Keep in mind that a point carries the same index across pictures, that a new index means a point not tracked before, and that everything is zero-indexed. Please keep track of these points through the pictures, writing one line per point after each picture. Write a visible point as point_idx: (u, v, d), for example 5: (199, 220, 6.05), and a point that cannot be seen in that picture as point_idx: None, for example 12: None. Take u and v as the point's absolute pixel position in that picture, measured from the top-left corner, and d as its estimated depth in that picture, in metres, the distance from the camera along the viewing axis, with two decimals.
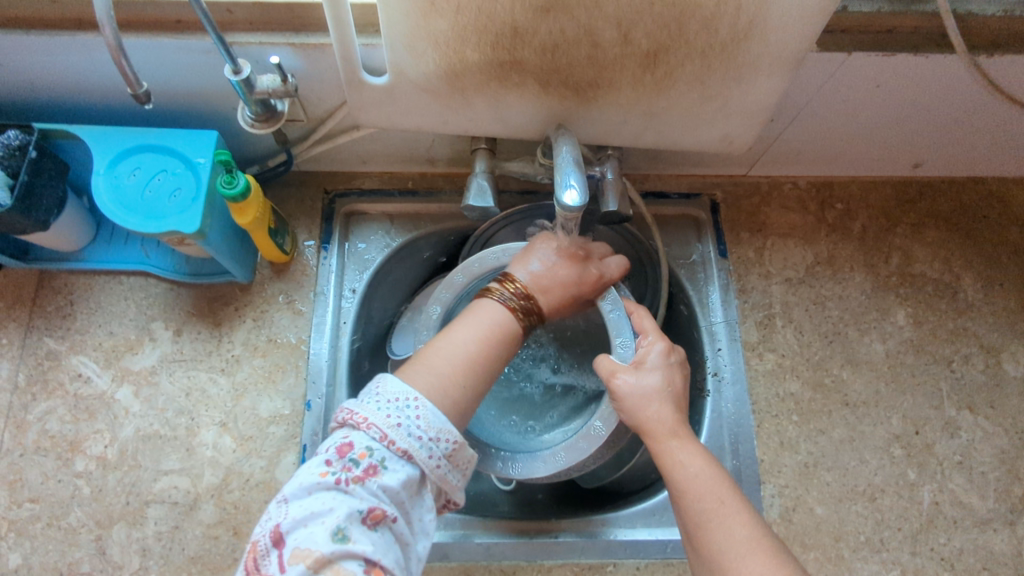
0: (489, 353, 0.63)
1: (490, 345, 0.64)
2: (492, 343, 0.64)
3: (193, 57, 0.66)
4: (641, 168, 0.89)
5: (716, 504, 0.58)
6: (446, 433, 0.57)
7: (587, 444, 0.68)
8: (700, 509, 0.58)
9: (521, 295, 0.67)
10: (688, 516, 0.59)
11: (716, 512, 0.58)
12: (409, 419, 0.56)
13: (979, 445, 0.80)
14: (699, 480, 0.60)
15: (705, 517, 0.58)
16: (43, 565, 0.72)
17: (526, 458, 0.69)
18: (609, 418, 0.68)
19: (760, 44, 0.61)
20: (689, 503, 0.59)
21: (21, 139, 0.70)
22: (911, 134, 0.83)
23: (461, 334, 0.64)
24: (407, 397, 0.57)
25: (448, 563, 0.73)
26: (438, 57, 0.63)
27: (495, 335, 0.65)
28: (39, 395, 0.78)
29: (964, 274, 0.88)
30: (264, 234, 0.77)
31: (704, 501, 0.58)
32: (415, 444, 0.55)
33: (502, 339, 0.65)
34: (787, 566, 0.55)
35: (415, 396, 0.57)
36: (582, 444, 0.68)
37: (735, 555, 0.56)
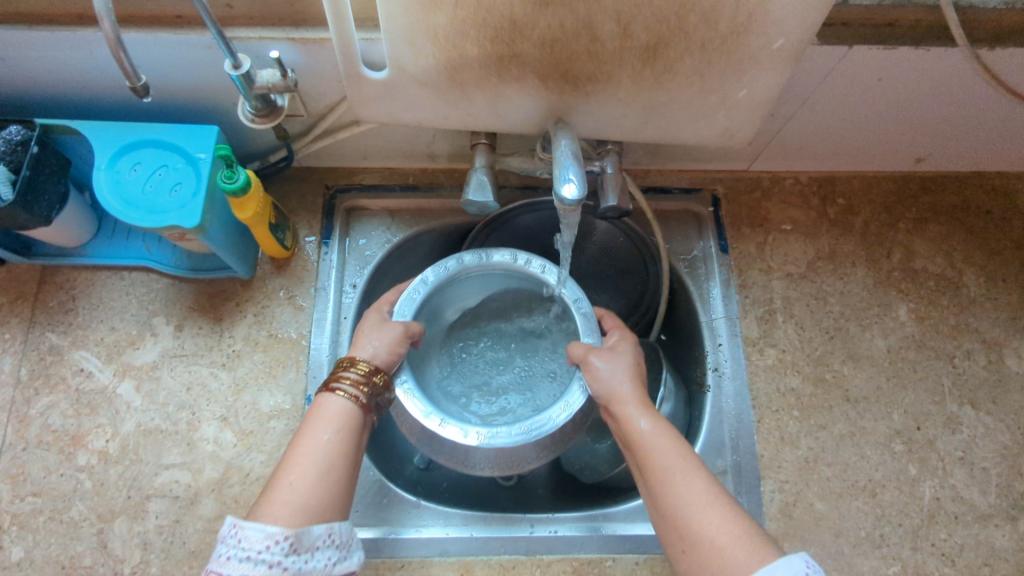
0: (339, 453, 0.59)
1: (347, 442, 0.61)
2: (338, 443, 0.60)
3: (194, 52, 0.66)
4: (642, 163, 0.89)
5: (679, 462, 0.59)
6: (273, 533, 0.53)
7: (550, 421, 0.66)
8: (665, 467, 0.59)
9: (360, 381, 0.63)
10: (652, 475, 0.59)
11: (678, 467, 0.59)
12: (234, 547, 0.53)
13: (981, 440, 0.80)
14: (659, 440, 0.60)
15: (668, 476, 0.58)
16: (45, 558, 0.72)
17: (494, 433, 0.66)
18: (572, 396, 0.67)
19: (759, 37, 0.61)
20: (653, 462, 0.60)
21: (23, 135, 0.71)
22: (913, 128, 0.83)
23: (309, 443, 0.59)
24: (229, 527, 0.55)
25: (447, 559, 0.73)
26: (437, 51, 0.63)
27: (341, 433, 0.61)
28: (42, 389, 0.78)
29: (966, 269, 0.87)
30: (264, 229, 0.77)
31: (669, 460, 0.59)
32: (248, 565, 0.52)
33: (352, 433, 0.61)
34: (745, 520, 0.55)
35: (235, 523, 0.55)
36: (544, 421, 0.66)
37: (697, 508, 0.56)
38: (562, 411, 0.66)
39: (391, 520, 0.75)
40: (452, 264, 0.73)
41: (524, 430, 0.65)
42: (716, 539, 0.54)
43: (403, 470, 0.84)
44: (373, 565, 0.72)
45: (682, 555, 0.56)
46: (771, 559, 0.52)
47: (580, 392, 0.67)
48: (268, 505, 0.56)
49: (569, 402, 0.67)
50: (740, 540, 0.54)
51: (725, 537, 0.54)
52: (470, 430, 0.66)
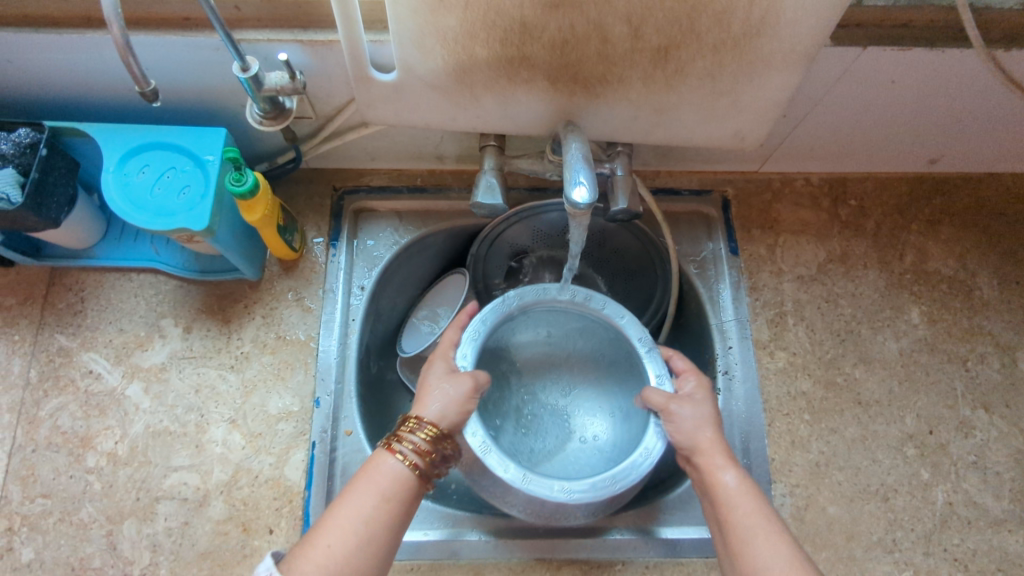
0: (382, 522, 0.59)
1: (392, 513, 0.60)
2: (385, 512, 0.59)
3: (201, 55, 0.66)
4: (651, 164, 0.88)
5: (762, 522, 0.59)
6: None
7: (635, 473, 0.67)
8: (747, 525, 0.59)
9: (423, 452, 0.62)
10: (733, 530, 0.60)
11: (760, 528, 0.59)
12: None
13: (994, 445, 0.79)
14: (743, 498, 0.61)
15: (750, 535, 0.59)
16: (55, 560, 0.72)
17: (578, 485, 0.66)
18: (652, 450, 0.68)
19: (772, 39, 0.60)
20: (736, 518, 0.60)
21: (32, 137, 0.71)
22: (926, 129, 0.82)
23: (354, 507, 0.59)
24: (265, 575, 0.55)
25: (457, 561, 0.73)
26: (447, 54, 0.62)
27: (388, 501, 0.60)
28: (51, 391, 0.78)
29: (980, 271, 0.86)
30: (272, 231, 0.77)
31: (753, 518, 0.60)
32: None
33: (398, 504, 0.60)
34: None
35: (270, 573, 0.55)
36: (629, 474, 0.67)
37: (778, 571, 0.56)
38: (643, 457, 0.68)
39: None
40: (512, 303, 0.74)
41: (607, 481, 0.66)
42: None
43: None
44: None
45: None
46: None
47: (659, 445, 0.68)
48: (302, 561, 0.56)
49: (648, 449, 0.68)
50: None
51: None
52: (555, 484, 0.66)
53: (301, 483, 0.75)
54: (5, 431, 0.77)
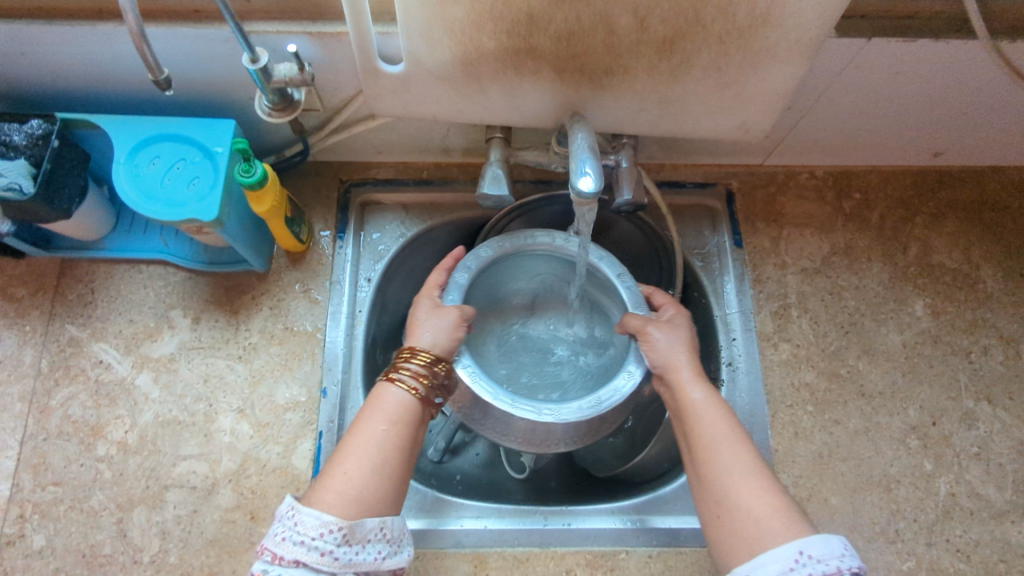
0: (392, 445, 0.60)
1: (402, 435, 0.61)
2: (393, 435, 0.60)
3: (212, 46, 0.67)
4: (656, 157, 0.89)
5: (726, 433, 0.61)
6: (328, 521, 0.55)
7: (620, 393, 0.67)
8: (711, 433, 0.61)
9: (421, 375, 0.64)
10: (697, 441, 0.61)
11: (723, 436, 0.60)
12: (290, 529, 0.55)
13: (997, 436, 0.79)
14: (712, 411, 0.62)
15: (715, 445, 0.60)
16: (66, 547, 0.73)
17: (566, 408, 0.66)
18: (634, 369, 0.68)
19: (777, 30, 0.60)
20: (698, 429, 0.62)
21: (44, 128, 0.72)
22: (930, 122, 0.82)
23: (364, 434, 0.60)
24: (286, 507, 0.56)
25: (461, 550, 0.74)
26: (454, 45, 0.63)
27: (395, 425, 0.61)
28: (62, 381, 0.79)
29: (983, 264, 0.87)
30: (280, 223, 0.78)
31: (716, 428, 0.61)
32: (300, 550, 0.54)
33: (406, 427, 0.62)
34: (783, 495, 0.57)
35: (291, 505, 0.56)
36: (613, 393, 0.67)
37: (739, 477, 0.58)
38: (626, 380, 0.68)
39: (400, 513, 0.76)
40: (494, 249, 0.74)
41: (593, 403, 0.67)
42: (753, 510, 0.56)
43: (416, 463, 0.84)
44: None
45: (716, 519, 0.57)
46: (807, 535, 0.54)
47: (638, 364, 0.68)
48: (321, 490, 0.57)
49: (632, 371, 0.68)
50: (778, 512, 0.55)
51: (765, 508, 0.56)
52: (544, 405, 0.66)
53: (308, 472, 0.76)
54: (17, 421, 0.78)
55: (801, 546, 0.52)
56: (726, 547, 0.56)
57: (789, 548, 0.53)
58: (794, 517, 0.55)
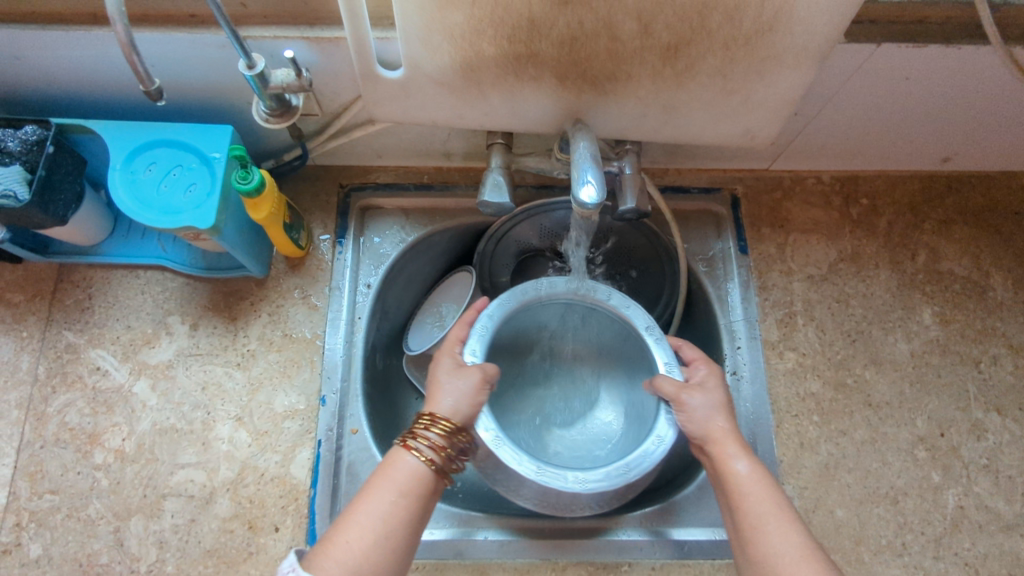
0: (400, 521, 0.59)
1: (410, 507, 0.60)
2: (402, 510, 0.59)
3: (207, 51, 0.66)
4: (660, 162, 0.87)
5: (773, 511, 0.59)
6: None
7: (648, 459, 0.66)
8: (759, 513, 0.59)
9: (441, 447, 0.62)
10: (745, 520, 0.59)
11: (772, 516, 0.59)
12: None
13: (1006, 448, 0.78)
14: (757, 487, 0.61)
15: (761, 523, 0.59)
16: (63, 556, 0.73)
17: (593, 475, 0.65)
18: (665, 436, 0.67)
19: (785, 36, 0.59)
20: (746, 508, 0.60)
21: (39, 134, 0.71)
22: (940, 127, 0.80)
23: (373, 504, 0.59)
24: (286, 568, 0.56)
25: (462, 561, 0.73)
26: (454, 50, 0.62)
27: (406, 498, 0.60)
28: (59, 387, 0.79)
29: (994, 272, 0.85)
30: (279, 229, 0.77)
31: (764, 507, 0.59)
32: None
33: (416, 501, 0.60)
34: None
35: (291, 565, 0.55)
36: (642, 460, 0.66)
37: (790, 561, 0.56)
38: (656, 445, 0.67)
39: None
40: (516, 298, 0.73)
41: (621, 469, 0.65)
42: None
43: None
44: None
45: None
46: None
47: (671, 430, 0.67)
48: (322, 558, 0.56)
49: (661, 436, 0.67)
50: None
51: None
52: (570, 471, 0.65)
53: (307, 481, 0.75)
54: (14, 428, 0.77)
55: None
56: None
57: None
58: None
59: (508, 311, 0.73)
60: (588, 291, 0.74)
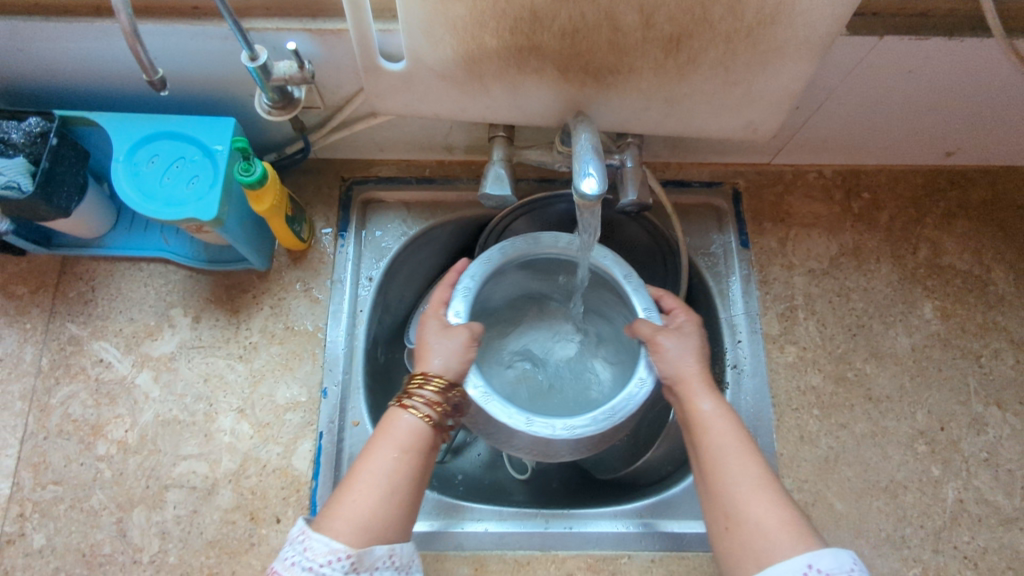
0: (404, 477, 0.59)
1: (413, 463, 0.60)
2: (405, 466, 0.60)
3: (210, 43, 0.66)
4: (662, 156, 0.87)
5: (735, 444, 0.60)
6: (337, 549, 0.54)
7: (632, 402, 0.66)
8: (719, 445, 0.60)
9: (436, 403, 0.62)
10: (706, 454, 0.61)
11: (733, 449, 0.60)
12: (299, 554, 0.55)
13: (1007, 442, 0.78)
14: (719, 422, 0.62)
15: (723, 455, 0.60)
16: (66, 546, 0.73)
17: (578, 422, 0.65)
18: (646, 379, 0.67)
19: (787, 28, 0.59)
20: (708, 442, 0.61)
21: (42, 126, 0.71)
22: (942, 121, 0.80)
23: (375, 461, 0.59)
24: (297, 533, 0.56)
25: (462, 552, 0.73)
26: (456, 43, 0.62)
27: (408, 454, 0.60)
28: (62, 379, 0.79)
29: (995, 267, 0.85)
30: (281, 222, 0.77)
31: (725, 441, 0.61)
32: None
33: (418, 457, 0.61)
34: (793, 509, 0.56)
35: (302, 530, 0.56)
36: (626, 403, 0.66)
37: (748, 489, 0.57)
38: (639, 386, 0.67)
39: None
40: (499, 257, 0.72)
41: (607, 414, 0.65)
42: (761, 520, 0.55)
43: None
44: None
45: (724, 532, 0.57)
46: (817, 548, 0.53)
47: (651, 372, 0.67)
48: (330, 517, 0.56)
49: (644, 377, 0.67)
50: (785, 526, 0.55)
51: (773, 521, 0.55)
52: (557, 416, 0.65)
53: (308, 473, 0.75)
54: (17, 419, 0.77)
55: (810, 559, 0.52)
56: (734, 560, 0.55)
57: (797, 560, 0.52)
58: (802, 531, 0.54)
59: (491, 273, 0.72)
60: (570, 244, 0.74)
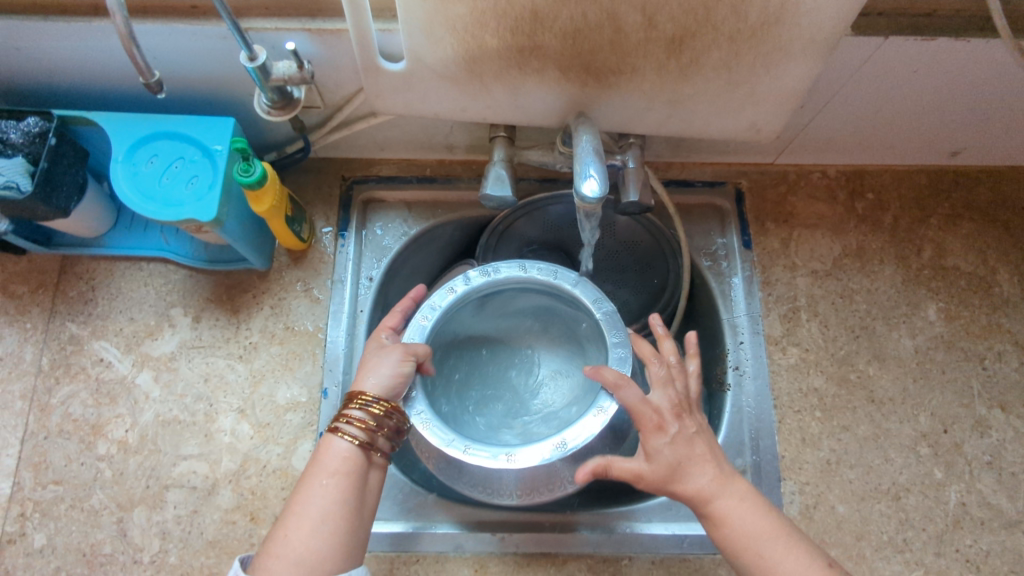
0: (337, 504, 0.60)
1: (345, 487, 0.61)
2: (336, 493, 0.60)
3: (209, 43, 0.66)
4: (664, 156, 0.87)
5: (771, 544, 0.59)
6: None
7: (587, 429, 0.65)
8: (754, 548, 0.59)
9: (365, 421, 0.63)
10: (744, 561, 0.59)
11: (772, 544, 0.59)
12: None
13: (1011, 445, 0.77)
14: (745, 525, 0.60)
15: (766, 562, 0.59)
16: (67, 546, 0.73)
17: (524, 451, 0.64)
18: (604, 409, 0.66)
19: (791, 28, 0.58)
20: (744, 546, 0.60)
21: (41, 126, 0.71)
22: (949, 121, 0.79)
23: (306, 492, 0.60)
24: None
25: (462, 554, 0.73)
26: (457, 43, 0.61)
27: (336, 481, 0.61)
28: (62, 378, 0.79)
29: (1000, 268, 0.84)
30: (281, 222, 0.76)
31: (759, 544, 0.59)
32: None
33: (349, 481, 0.61)
34: None
35: None
36: (580, 431, 0.65)
37: None
38: (597, 415, 0.65)
39: (400, 515, 0.75)
40: (461, 287, 0.71)
41: (558, 442, 0.64)
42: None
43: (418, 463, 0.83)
44: (388, 559, 0.72)
45: None
46: None
47: (611, 403, 0.66)
48: (266, 556, 0.58)
49: (603, 407, 0.66)
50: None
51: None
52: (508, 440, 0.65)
53: None
54: (17, 419, 0.77)
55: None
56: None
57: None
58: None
59: (453, 303, 0.71)
60: (537, 271, 0.72)
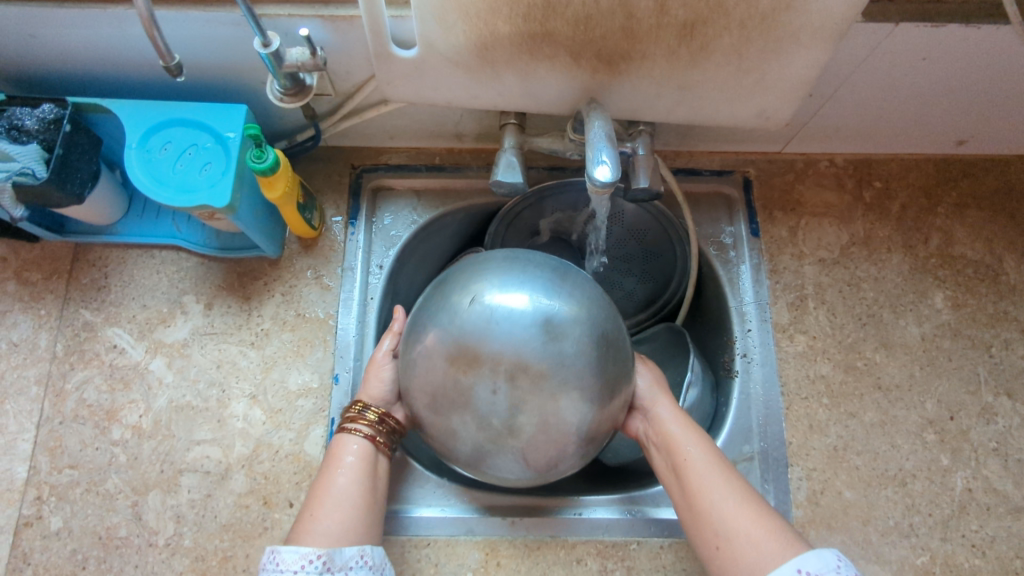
0: (354, 485, 0.65)
1: (361, 474, 0.66)
2: (351, 477, 0.65)
3: (222, 30, 0.66)
4: (672, 144, 0.87)
5: (722, 460, 0.65)
6: (306, 553, 0.59)
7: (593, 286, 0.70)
8: (707, 460, 0.64)
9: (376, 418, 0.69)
10: (695, 468, 0.64)
11: (724, 463, 0.64)
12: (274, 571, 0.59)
13: (1017, 431, 0.78)
14: (694, 441, 0.66)
15: (716, 470, 0.63)
16: (83, 529, 0.74)
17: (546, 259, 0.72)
18: None
19: (803, 14, 0.59)
20: (699, 455, 0.65)
21: (55, 113, 0.71)
22: (956, 109, 0.80)
23: (326, 483, 0.65)
24: (269, 553, 0.61)
25: (473, 537, 0.74)
26: (468, 29, 0.62)
27: (352, 468, 0.66)
28: (77, 364, 0.80)
29: (1007, 256, 0.85)
30: (293, 209, 0.77)
31: (714, 456, 0.65)
32: None
33: (364, 469, 0.66)
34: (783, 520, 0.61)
35: (272, 550, 0.61)
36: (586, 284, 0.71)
37: (743, 498, 0.61)
38: None
39: (408, 499, 0.76)
40: None
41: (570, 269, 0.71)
42: (751, 533, 0.59)
43: (425, 450, 0.83)
44: (399, 542, 0.73)
45: (716, 551, 0.60)
46: (804, 552, 0.57)
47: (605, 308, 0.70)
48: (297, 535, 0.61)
49: None
50: (776, 535, 0.58)
51: (761, 531, 0.59)
52: None
53: (320, 458, 0.76)
54: (34, 404, 0.78)
55: (799, 563, 0.55)
56: (731, 575, 0.58)
57: (791, 566, 0.55)
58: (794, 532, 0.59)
59: None
60: None
